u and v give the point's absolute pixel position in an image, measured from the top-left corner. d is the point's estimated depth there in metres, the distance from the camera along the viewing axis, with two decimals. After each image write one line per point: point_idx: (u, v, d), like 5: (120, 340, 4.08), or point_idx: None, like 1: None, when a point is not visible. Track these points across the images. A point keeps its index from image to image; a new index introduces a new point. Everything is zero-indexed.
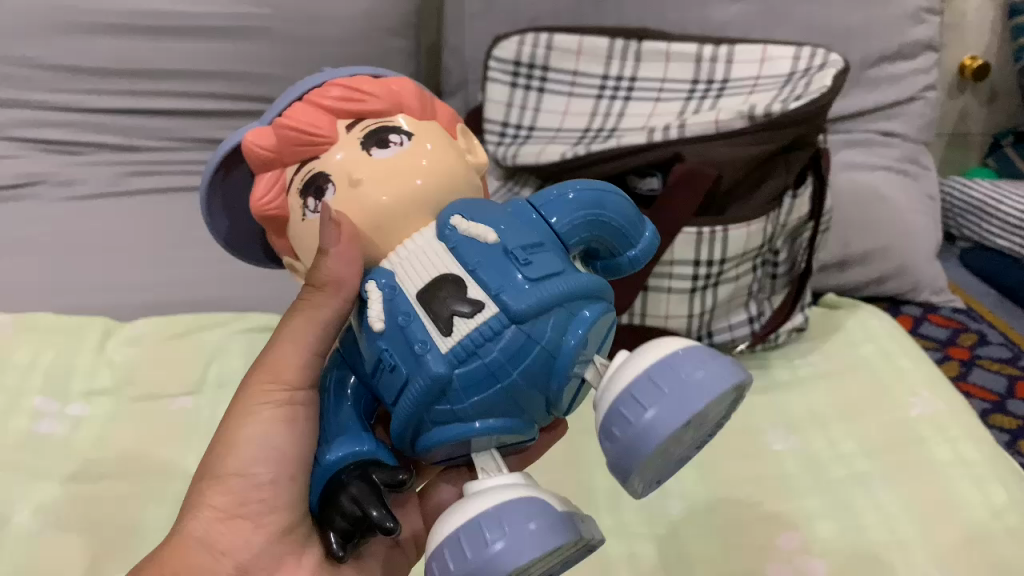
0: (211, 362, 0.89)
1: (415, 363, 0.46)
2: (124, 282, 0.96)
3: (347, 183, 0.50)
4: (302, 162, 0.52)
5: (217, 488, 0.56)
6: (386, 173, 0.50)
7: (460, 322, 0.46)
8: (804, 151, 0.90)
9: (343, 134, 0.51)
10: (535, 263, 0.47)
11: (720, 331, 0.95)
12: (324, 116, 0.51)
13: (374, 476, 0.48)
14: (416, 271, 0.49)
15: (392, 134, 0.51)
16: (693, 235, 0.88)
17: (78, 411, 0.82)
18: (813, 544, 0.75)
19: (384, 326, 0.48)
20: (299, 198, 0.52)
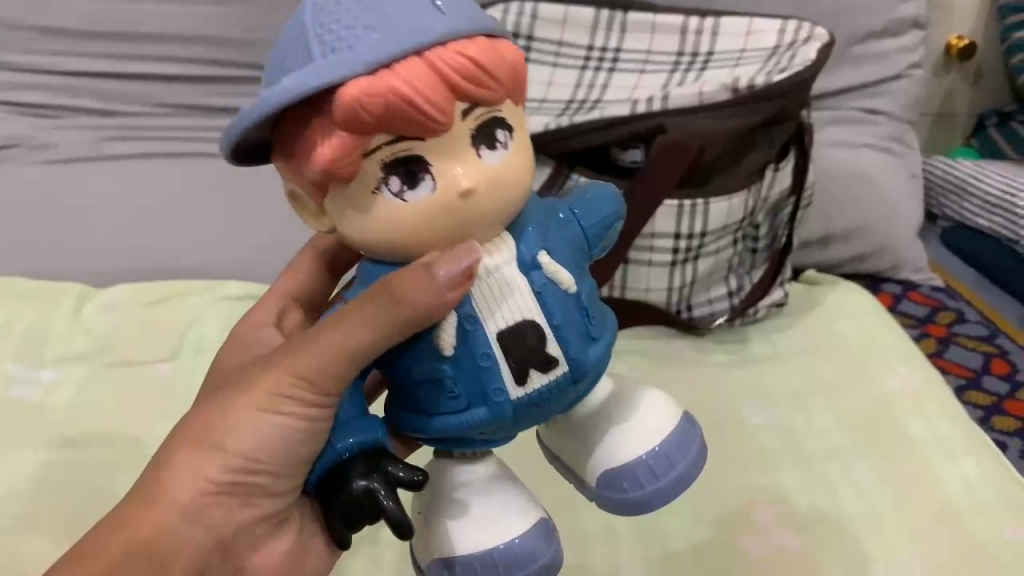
0: (189, 328, 0.88)
1: (483, 403, 0.45)
2: (101, 248, 0.95)
3: (455, 189, 0.41)
4: (400, 134, 0.39)
5: (216, 463, 0.47)
6: (501, 186, 0.42)
7: (534, 374, 0.45)
8: (788, 123, 0.89)
9: (457, 121, 0.40)
10: (597, 318, 0.48)
11: (699, 305, 0.96)
12: (443, 89, 0.39)
13: (390, 466, 0.43)
14: (502, 302, 0.45)
15: (499, 129, 0.42)
16: (674, 208, 0.88)
17: (51, 376, 0.82)
18: (787, 516, 0.75)
19: (454, 352, 0.44)
20: (380, 171, 0.41)
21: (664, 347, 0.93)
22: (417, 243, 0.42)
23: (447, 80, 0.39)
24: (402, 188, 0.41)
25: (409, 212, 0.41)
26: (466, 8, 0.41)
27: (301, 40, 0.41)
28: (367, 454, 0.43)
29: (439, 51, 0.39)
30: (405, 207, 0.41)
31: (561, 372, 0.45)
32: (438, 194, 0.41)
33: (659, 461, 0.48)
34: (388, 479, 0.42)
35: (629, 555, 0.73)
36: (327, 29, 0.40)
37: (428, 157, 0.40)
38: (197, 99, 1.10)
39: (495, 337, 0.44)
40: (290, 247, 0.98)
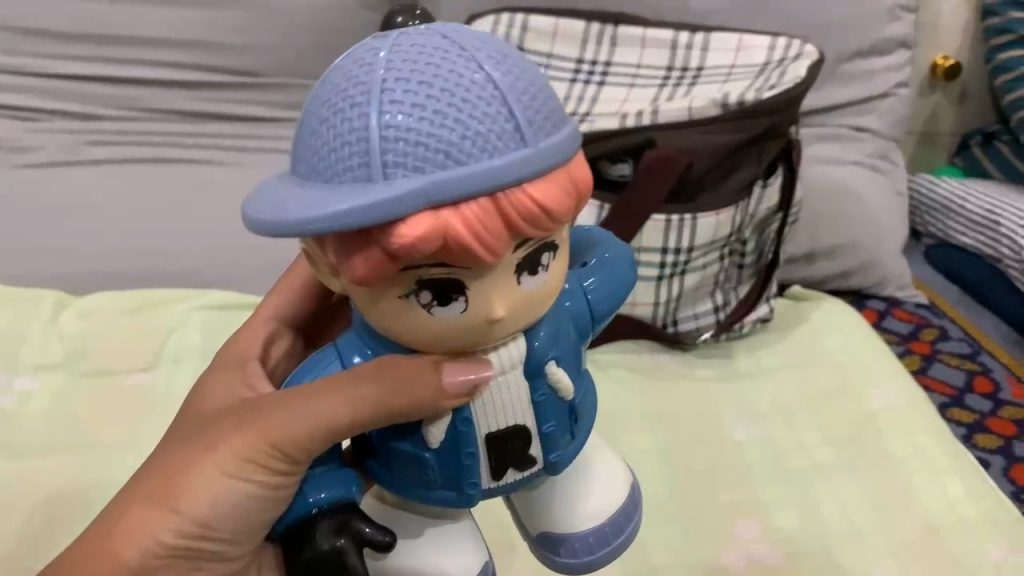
0: (170, 336, 0.87)
1: (455, 497, 0.42)
2: (82, 253, 0.94)
3: (488, 316, 0.36)
4: (445, 263, 0.34)
5: (167, 524, 0.46)
6: (529, 313, 0.38)
7: (511, 473, 0.42)
8: (775, 141, 0.89)
9: (508, 255, 0.35)
10: (585, 415, 0.44)
11: (686, 320, 0.95)
12: (503, 229, 0.34)
13: (358, 525, 0.40)
14: (499, 407, 0.41)
15: (544, 253, 0.37)
16: (662, 223, 0.88)
17: (29, 383, 0.81)
18: (770, 533, 0.75)
19: (439, 445, 0.41)
20: (412, 285, 0.36)
21: (649, 362, 0.93)
22: (432, 345, 0.38)
23: (513, 222, 0.34)
24: (432, 303, 0.36)
25: (434, 329, 0.37)
26: (540, 135, 0.35)
27: (354, 118, 0.34)
28: (337, 511, 0.41)
29: (513, 192, 0.34)
30: (431, 321, 0.36)
31: (537, 470, 0.43)
32: (468, 317, 0.36)
33: (615, 528, 0.46)
34: (358, 540, 0.40)
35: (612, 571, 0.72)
36: (387, 119, 0.34)
37: (470, 284, 0.35)
38: (184, 104, 1.09)
39: (483, 440, 0.41)
40: (275, 255, 0.97)
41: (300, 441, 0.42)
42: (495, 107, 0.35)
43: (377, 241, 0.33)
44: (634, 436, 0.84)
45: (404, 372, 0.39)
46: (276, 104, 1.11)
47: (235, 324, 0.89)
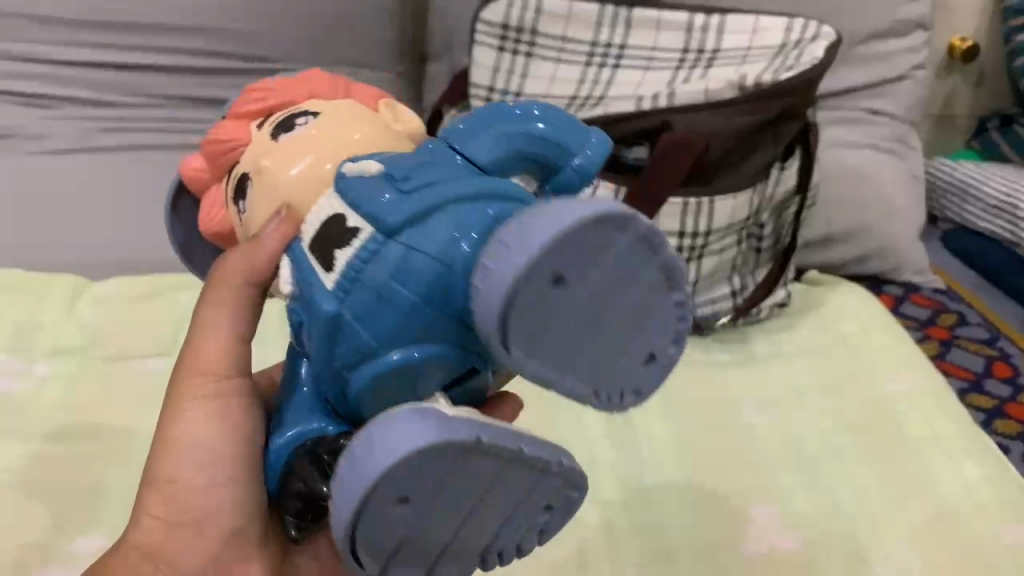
0: (184, 324, 0.86)
1: (308, 312, 0.41)
2: (96, 241, 0.94)
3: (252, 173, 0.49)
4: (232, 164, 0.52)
5: (154, 496, 0.54)
6: (298, 149, 0.47)
7: (340, 254, 0.40)
8: (794, 122, 0.88)
9: (254, 134, 0.51)
10: (421, 176, 0.40)
11: (702, 305, 0.94)
12: (240, 122, 0.52)
13: (319, 450, 0.44)
14: (310, 221, 0.43)
15: (298, 118, 0.49)
16: (679, 206, 0.87)
17: (43, 369, 0.80)
18: (787, 517, 0.75)
19: (290, 288, 0.43)
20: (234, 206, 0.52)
21: None
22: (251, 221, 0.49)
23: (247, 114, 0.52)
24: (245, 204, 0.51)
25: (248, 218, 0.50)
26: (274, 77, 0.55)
27: None
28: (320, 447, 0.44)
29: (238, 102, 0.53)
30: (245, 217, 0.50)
31: (370, 238, 0.39)
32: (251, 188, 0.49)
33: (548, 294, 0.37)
34: (322, 468, 0.44)
35: (628, 556, 0.71)
36: None
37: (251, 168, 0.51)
38: (196, 91, 1.09)
39: (309, 247, 0.42)
40: None
41: (213, 365, 0.54)
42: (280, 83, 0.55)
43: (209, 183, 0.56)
44: (650, 420, 0.83)
45: (234, 256, 0.50)
46: None
47: None
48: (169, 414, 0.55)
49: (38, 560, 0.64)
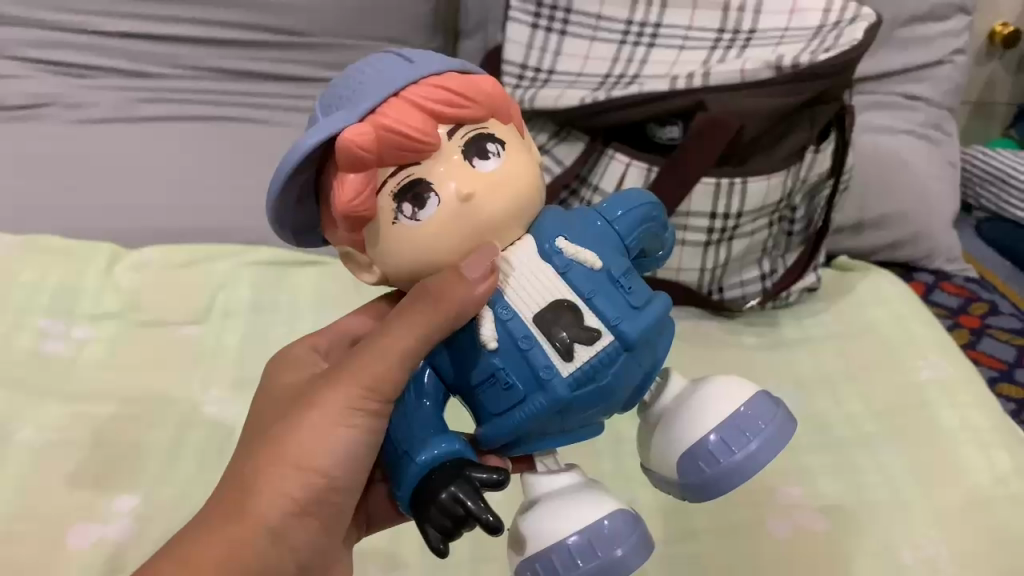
0: (219, 290, 0.87)
1: (535, 384, 0.46)
2: (133, 207, 0.95)
3: (453, 195, 0.45)
4: (401, 163, 0.45)
5: (271, 457, 0.49)
6: (502, 188, 0.46)
7: (580, 349, 0.46)
8: (830, 105, 0.88)
9: (445, 141, 0.45)
10: (638, 290, 0.48)
11: (731, 287, 0.95)
12: (424, 115, 0.44)
13: (471, 472, 0.45)
14: (523, 283, 0.47)
15: (489, 141, 0.46)
16: (712, 186, 0.86)
17: (82, 333, 0.81)
18: (815, 499, 0.75)
19: (497, 344, 0.47)
20: (392, 201, 0.45)
21: (691, 327, 0.93)
22: (425, 240, 0.46)
23: (431, 111, 0.45)
24: (414, 211, 0.45)
25: (425, 228, 0.45)
26: (432, 56, 0.47)
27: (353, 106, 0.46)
28: (450, 467, 0.45)
29: (425, 91, 0.45)
30: (419, 224, 0.45)
31: (603, 342, 0.46)
32: (441, 203, 0.45)
33: None
34: (473, 484, 0.44)
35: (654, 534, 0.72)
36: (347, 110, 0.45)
37: (427, 175, 0.45)
38: (233, 63, 1.09)
39: (530, 320, 0.47)
40: None
41: (381, 374, 0.47)
42: (412, 58, 0.47)
43: (362, 168, 0.44)
44: None
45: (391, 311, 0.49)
46: (321, 64, 1.12)
47: (283, 281, 0.89)
48: (319, 394, 0.50)
49: (79, 519, 0.65)
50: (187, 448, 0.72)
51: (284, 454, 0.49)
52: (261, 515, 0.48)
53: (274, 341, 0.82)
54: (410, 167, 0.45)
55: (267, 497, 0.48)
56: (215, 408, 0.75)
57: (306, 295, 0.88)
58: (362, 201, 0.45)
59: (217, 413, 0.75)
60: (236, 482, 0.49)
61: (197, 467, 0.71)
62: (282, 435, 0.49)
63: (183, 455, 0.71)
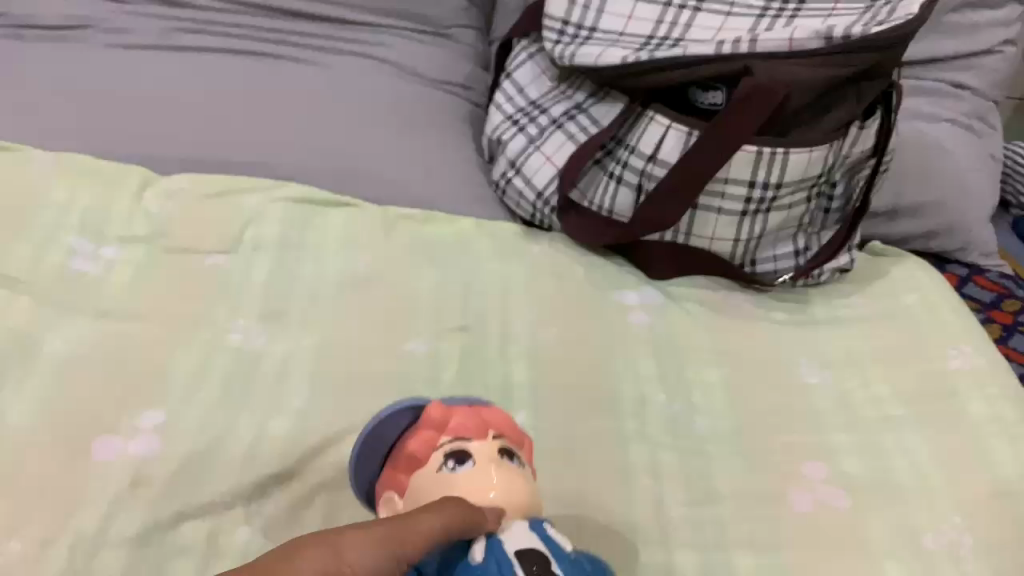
0: (250, 223, 0.86)
1: (541, 543, 0.51)
2: (167, 134, 0.94)
3: (485, 458, 0.55)
4: (456, 438, 0.55)
5: (345, 543, 0.45)
6: (518, 495, 0.54)
7: (575, 548, 0.51)
8: (876, 82, 0.86)
9: (485, 442, 0.56)
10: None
11: (763, 261, 0.94)
12: (483, 425, 0.56)
13: None
14: (546, 498, 0.53)
15: (513, 457, 0.57)
16: (753, 154, 0.85)
17: (113, 254, 0.81)
18: (836, 477, 0.74)
19: (513, 526, 0.52)
20: (440, 458, 0.55)
21: (721, 299, 0.91)
22: (460, 486, 0.54)
23: (486, 420, 0.56)
24: (455, 467, 0.55)
25: (459, 478, 0.54)
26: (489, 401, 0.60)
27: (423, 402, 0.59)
28: None
29: (488, 411, 0.57)
30: (454, 478, 0.54)
31: (592, 560, 0.51)
32: (476, 470, 0.54)
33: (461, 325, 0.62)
34: None
35: (672, 494, 0.71)
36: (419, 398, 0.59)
37: (470, 450, 0.55)
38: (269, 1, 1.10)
39: (546, 530, 0.52)
40: (357, 155, 0.97)
41: (457, 516, 0.49)
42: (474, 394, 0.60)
43: (428, 431, 0.55)
44: (704, 369, 0.83)
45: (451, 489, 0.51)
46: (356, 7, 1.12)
47: (314, 220, 0.89)
48: (393, 515, 0.48)
49: (101, 433, 0.66)
50: (211, 374, 0.72)
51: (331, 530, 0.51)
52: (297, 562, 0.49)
53: (303, 279, 0.82)
54: (461, 447, 0.55)
55: (345, 570, 0.44)
56: (240, 336, 0.76)
57: (335, 237, 0.87)
58: (421, 446, 0.55)
59: (242, 341, 0.75)
60: (278, 554, 0.43)
61: (219, 393, 0.70)
62: (332, 522, 0.51)
63: (207, 381, 0.71)
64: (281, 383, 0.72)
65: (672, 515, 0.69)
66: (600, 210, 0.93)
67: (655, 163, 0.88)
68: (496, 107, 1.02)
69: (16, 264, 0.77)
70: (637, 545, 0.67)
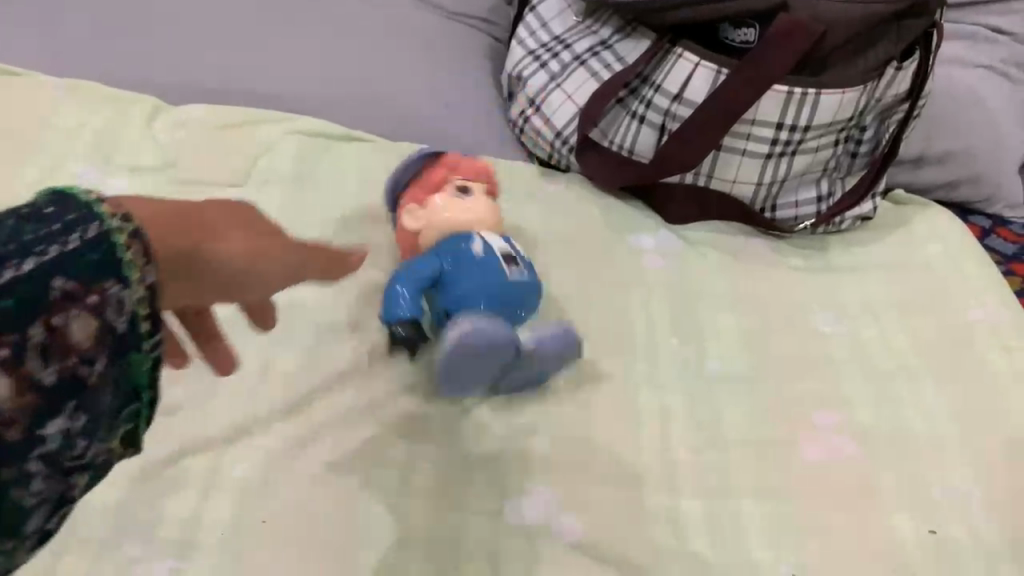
0: (261, 155, 0.84)
1: (490, 271, 0.69)
2: (176, 60, 0.91)
3: (479, 202, 0.75)
4: (463, 176, 0.76)
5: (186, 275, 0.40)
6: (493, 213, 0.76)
7: (513, 268, 0.70)
8: (919, 20, 0.81)
9: (483, 184, 0.77)
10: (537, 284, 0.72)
11: (785, 206, 0.91)
12: (480, 166, 0.77)
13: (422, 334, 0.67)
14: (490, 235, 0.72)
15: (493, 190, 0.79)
16: (783, 94, 0.82)
17: (120, 183, 0.79)
18: (850, 426, 0.73)
19: (475, 250, 0.70)
20: (452, 185, 0.75)
21: (738, 244, 0.89)
22: (467, 211, 0.74)
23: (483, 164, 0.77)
24: (462, 194, 0.75)
25: (469, 204, 0.74)
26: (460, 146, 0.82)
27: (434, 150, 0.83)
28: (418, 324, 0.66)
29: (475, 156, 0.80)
30: (460, 210, 0.74)
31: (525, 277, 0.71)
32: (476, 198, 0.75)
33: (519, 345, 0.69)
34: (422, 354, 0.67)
35: (683, 438, 0.70)
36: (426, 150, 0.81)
37: (473, 186, 0.76)
38: None
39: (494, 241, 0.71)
40: (370, 86, 0.94)
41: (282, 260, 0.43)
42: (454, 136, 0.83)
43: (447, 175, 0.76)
44: (719, 314, 0.81)
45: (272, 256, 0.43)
46: None
47: (324, 152, 0.86)
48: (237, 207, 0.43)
49: None
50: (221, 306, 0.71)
51: (209, 237, 0.41)
52: (164, 252, 0.38)
53: (313, 212, 0.81)
54: (463, 184, 0.76)
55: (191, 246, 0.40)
56: None
57: (346, 170, 0.85)
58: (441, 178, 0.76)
59: None
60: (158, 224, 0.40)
61: (226, 324, 0.69)
62: (163, 263, 0.38)
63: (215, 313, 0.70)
64: (290, 317, 0.71)
65: (681, 460, 0.68)
66: (619, 149, 0.90)
67: (680, 103, 0.86)
68: (517, 42, 0.98)
69: (21, 190, 0.75)
70: (644, 490, 0.66)
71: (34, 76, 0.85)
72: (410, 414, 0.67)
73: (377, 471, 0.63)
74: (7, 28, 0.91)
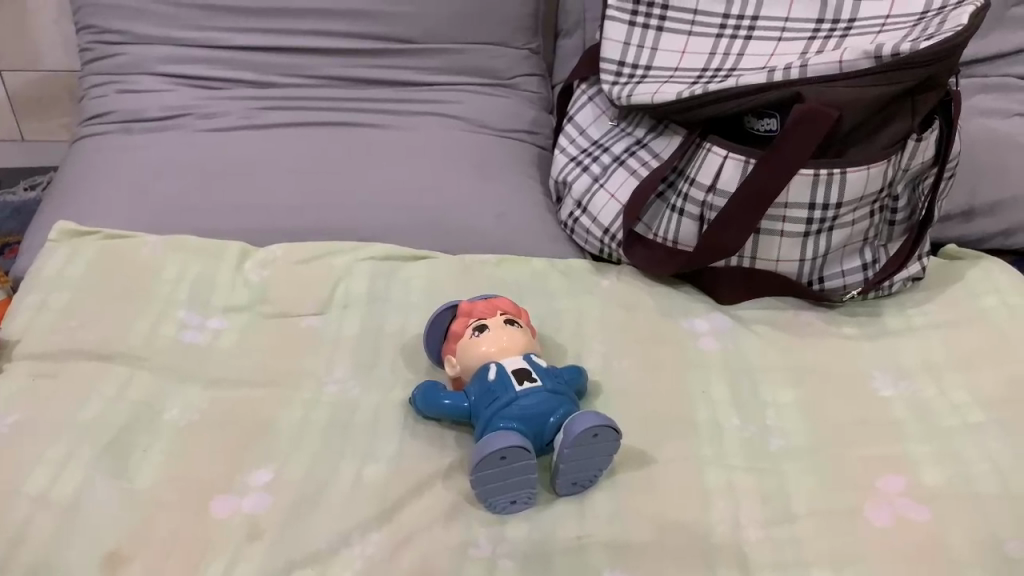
0: (339, 283, 0.93)
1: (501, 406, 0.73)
2: (259, 204, 1.02)
3: (493, 332, 0.79)
4: (478, 318, 0.81)
5: None
6: (512, 339, 0.79)
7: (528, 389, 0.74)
8: (932, 93, 0.86)
9: (498, 322, 0.80)
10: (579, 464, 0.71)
11: (832, 277, 0.95)
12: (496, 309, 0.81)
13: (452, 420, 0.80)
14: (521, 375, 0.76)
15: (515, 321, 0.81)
16: (810, 177, 0.86)
17: (218, 323, 0.88)
18: (918, 488, 0.75)
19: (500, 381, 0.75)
20: (469, 332, 0.80)
21: (792, 317, 0.93)
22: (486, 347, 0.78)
23: (496, 304, 0.82)
24: (479, 334, 0.79)
25: (485, 341, 0.78)
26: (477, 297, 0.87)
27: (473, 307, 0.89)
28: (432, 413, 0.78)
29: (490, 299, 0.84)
30: (479, 344, 0.78)
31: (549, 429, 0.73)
32: (493, 331, 0.79)
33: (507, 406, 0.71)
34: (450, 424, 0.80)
35: (753, 514, 0.73)
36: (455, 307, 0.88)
37: (489, 324, 0.80)
38: (346, 71, 1.17)
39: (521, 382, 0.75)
40: (431, 207, 1.03)
41: None
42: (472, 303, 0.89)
43: (464, 322, 0.81)
44: (779, 387, 0.85)
45: None
46: (425, 68, 1.19)
47: (394, 275, 0.95)
48: None
49: (219, 491, 0.72)
50: (314, 428, 0.78)
51: None
52: None
53: (388, 331, 0.89)
54: (480, 325, 0.80)
55: None
56: (337, 386, 0.82)
57: (416, 287, 0.94)
58: (460, 329, 0.81)
59: (339, 392, 0.82)
60: None
61: (321, 444, 0.77)
62: None
63: (309, 434, 0.78)
64: (376, 432, 0.79)
65: (752, 535, 0.72)
66: (663, 241, 0.96)
67: (714, 193, 0.91)
68: (560, 150, 1.07)
69: (134, 340, 0.85)
70: (718, 566, 0.69)
71: (140, 236, 0.96)
72: (490, 511, 0.72)
73: (465, 567, 0.68)
74: (112, 190, 1.03)
